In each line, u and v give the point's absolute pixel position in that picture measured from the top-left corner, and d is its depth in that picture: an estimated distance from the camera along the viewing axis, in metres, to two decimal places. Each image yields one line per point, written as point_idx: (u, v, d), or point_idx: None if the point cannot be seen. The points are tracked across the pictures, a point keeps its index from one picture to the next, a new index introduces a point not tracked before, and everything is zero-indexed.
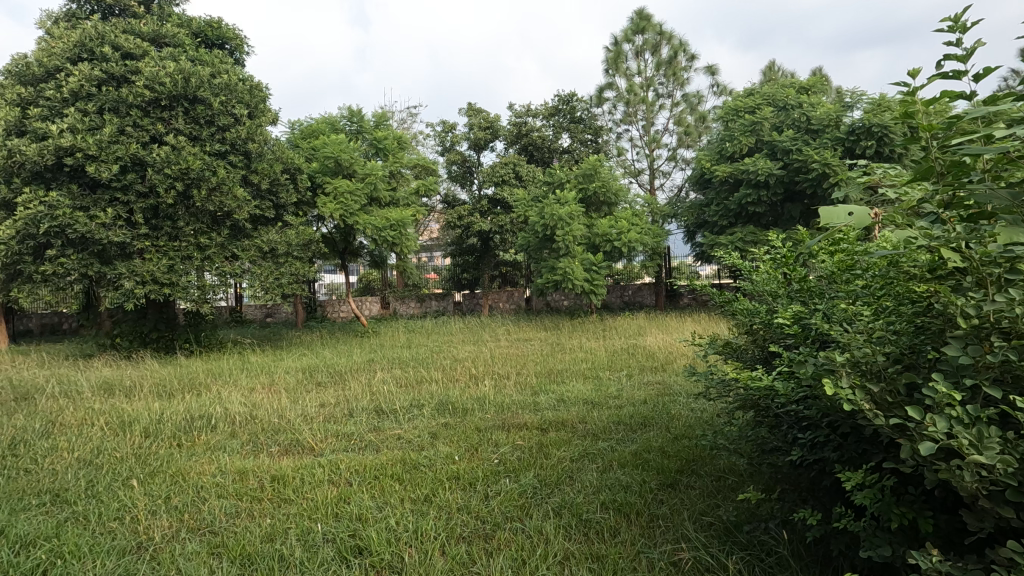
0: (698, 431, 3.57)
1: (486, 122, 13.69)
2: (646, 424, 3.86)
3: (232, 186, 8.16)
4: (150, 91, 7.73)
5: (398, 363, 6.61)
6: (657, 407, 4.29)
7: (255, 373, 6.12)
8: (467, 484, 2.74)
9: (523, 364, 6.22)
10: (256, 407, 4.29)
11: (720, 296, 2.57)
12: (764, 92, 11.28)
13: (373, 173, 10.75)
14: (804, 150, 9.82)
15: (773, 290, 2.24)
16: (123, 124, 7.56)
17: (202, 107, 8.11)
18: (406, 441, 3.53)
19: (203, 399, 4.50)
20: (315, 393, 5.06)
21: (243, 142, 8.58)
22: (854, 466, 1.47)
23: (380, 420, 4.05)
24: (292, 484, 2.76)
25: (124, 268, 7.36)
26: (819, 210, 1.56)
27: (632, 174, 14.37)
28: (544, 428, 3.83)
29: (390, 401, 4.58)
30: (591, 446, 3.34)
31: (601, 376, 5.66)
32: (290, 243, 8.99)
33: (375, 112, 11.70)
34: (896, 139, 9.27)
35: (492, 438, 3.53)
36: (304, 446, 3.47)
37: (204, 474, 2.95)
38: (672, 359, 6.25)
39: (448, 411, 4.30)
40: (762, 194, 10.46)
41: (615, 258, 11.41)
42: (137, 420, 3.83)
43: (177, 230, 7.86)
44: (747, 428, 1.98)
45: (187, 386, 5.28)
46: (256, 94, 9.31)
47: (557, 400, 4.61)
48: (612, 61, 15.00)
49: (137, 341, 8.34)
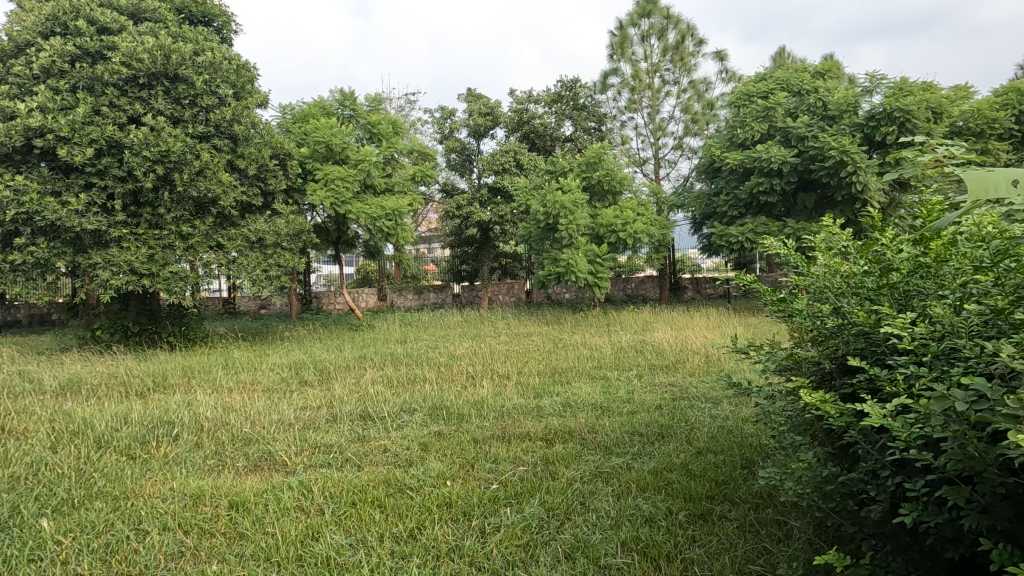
0: (725, 447, 3.17)
1: (486, 108, 13.19)
2: (664, 434, 3.44)
3: (217, 170, 7.69)
4: (127, 68, 7.25)
5: (390, 361, 6.18)
6: (673, 414, 3.87)
7: (236, 371, 5.72)
8: (459, 515, 2.32)
9: (524, 362, 5.80)
10: (229, 412, 3.87)
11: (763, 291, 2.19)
12: (778, 76, 10.77)
13: (367, 159, 10.25)
14: (821, 137, 9.33)
15: (837, 287, 1.87)
16: (98, 104, 7.08)
17: (184, 86, 7.62)
18: (393, 455, 3.10)
19: (171, 402, 4.08)
20: (299, 395, 4.63)
21: (229, 125, 8.06)
22: (1002, 539, 1.08)
23: (364, 428, 3.63)
24: (253, 513, 2.33)
25: (100, 257, 6.92)
26: (967, 180, 1.27)
27: (637, 164, 13.91)
28: (550, 439, 3.40)
29: (378, 405, 4.15)
30: (605, 462, 2.92)
31: (608, 375, 5.24)
32: (280, 233, 8.52)
33: (370, 95, 11.19)
34: (920, 124, 8.82)
35: (489, 451, 3.10)
36: (277, 460, 3.04)
37: (154, 497, 2.53)
38: (684, 358, 5.86)
39: (441, 417, 3.89)
40: (775, 183, 10.00)
41: (620, 249, 10.98)
42: (88, 429, 3.39)
43: (158, 217, 7.41)
44: (818, 467, 1.56)
45: (159, 388, 4.85)
46: (243, 75, 8.81)
47: (562, 405, 4.18)
48: (617, 45, 14.43)
49: (118, 335, 7.91)
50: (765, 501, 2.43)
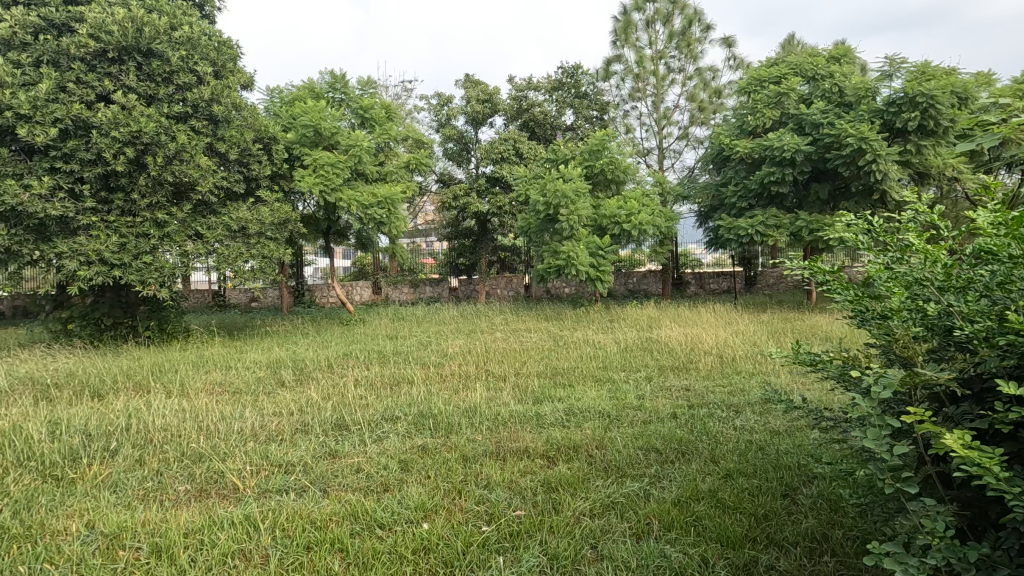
0: (757, 469, 2.73)
1: (485, 94, 12.64)
2: (683, 450, 2.99)
3: (194, 153, 7.16)
4: (96, 41, 6.73)
5: (378, 359, 5.71)
6: (692, 425, 3.41)
7: (207, 370, 5.23)
8: (439, 566, 1.87)
9: (522, 362, 5.34)
10: (187, 420, 3.40)
11: (829, 280, 1.76)
12: (790, 60, 10.22)
13: (358, 145, 9.72)
14: (838, 124, 8.81)
15: (942, 279, 1.44)
16: (64, 80, 6.55)
17: (158, 62, 7.11)
18: (365, 477, 2.63)
19: (122, 408, 3.60)
20: (272, 399, 4.14)
21: (207, 104, 7.52)
22: None
23: (338, 441, 3.15)
24: (179, 561, 1.88)
25: (67, 246, 6.41)
26: None
27: (641, 154, 13.42)
28: (553, 456, 2.92)
29: (356, 411, 3.67)
30: (618, 488, 2.47)
31: (615, 377, 4.76)
32: (264, 221, 7.97)
33: (362, 79, 10.65)
34: (944, 110, 8.31)
35: (481, 474, 2.64)
36: (226, 483, 2.57)
37: (63, 536, 2.06)
38: (696, 358, 5.39)
39: (428, 427, 3.41)
40: (787, 172, 9.47)
41: (623, 242, 10.45)
42: (9, 445, 2.88)
43: (131, 203, 6.90)
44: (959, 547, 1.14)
45: (122, 390, 4.41)
46: (225, 53, 8.27)
47: (564, 412, 3.70)
48: (621, 31, 13.90)
49: (90, 328, 7.40)
50: (817, 546, 2.03)
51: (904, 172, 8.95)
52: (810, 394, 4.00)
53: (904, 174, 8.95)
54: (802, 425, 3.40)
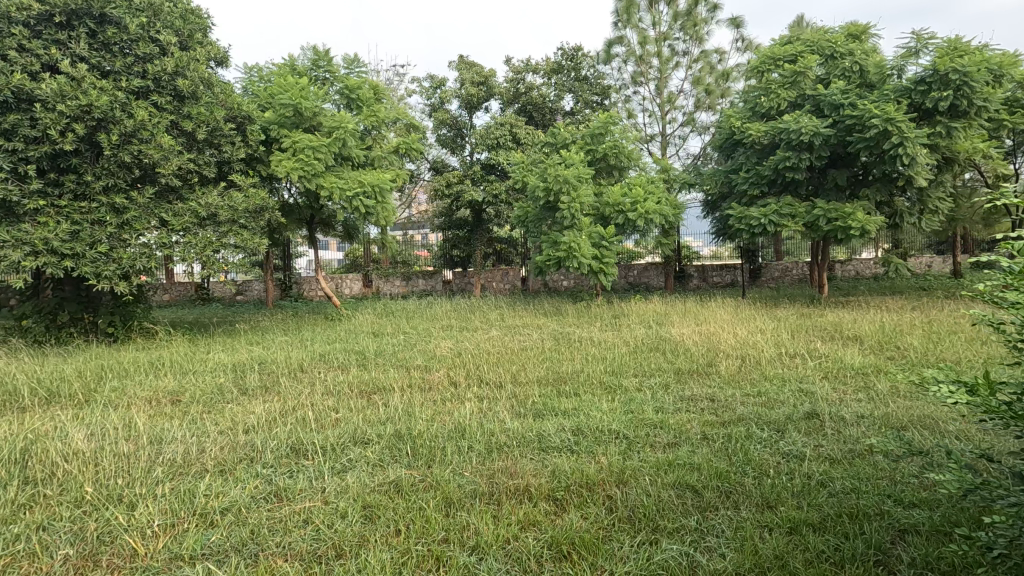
0: (827, 519, 2.09)
1: (480, 76, 11.89)
2: (727, 487, 2.35)
3: (156, 132, 6.40)
4: (40, 4, 6.02)
5: (358, 361, 5.09)
6: (728, 450, 2.77)
7: (161, 375, 4.55)
8: None
9: (520, 365, 4.70)
10: (109, 444, 2.73)
11: None
12: (805, 38, 9.46)
13: (344, 127, 8.86)
14: (860, 103, 8.11)
15: None
16: (4, 47, 5.82)
17: (113, 29, 6.38)
18: (314, 534, 1.98)
19: (30, 429, 2.92)
20: (223, 414, 3.47)
21: (171, 78, 6.77)
22: None
23: (290, 475, 2.49)
24: None
25: (8, 234, 5.65)
26: None
27: (643, 141, 12.73)
28: (561, 499, 2.27)
29: (320, 432, 3.01)
30: (655, 554, 1.85)
31: (626, 385, 4.11)
32: (236, 208, 7.16)
33: (347, 56, 9.88)
34: (978, 89, 7.64)
35: (470, 530, 1.99)
36: (125, 546, 1.91)
37: None
38: (716, 361, 4.76)
39: (404, 454, 2.75)
40: (805, 157, 8.78)
41: (628, 231, 9.79)
42: None
43: (85, 186, 6.18)
44: None
45: (53, 403, 3.75)
46: (192, 22, 7.54)
47: (571, 432, 3.05)
48: (623, 10, 13.13)
49: (44, 325, 6.64)
50: None
51: (931, 158, 8.31)
52: (858, 407, 3.38)
53: (932, 159, 8.31)
54: (862, 450, 2.77)
